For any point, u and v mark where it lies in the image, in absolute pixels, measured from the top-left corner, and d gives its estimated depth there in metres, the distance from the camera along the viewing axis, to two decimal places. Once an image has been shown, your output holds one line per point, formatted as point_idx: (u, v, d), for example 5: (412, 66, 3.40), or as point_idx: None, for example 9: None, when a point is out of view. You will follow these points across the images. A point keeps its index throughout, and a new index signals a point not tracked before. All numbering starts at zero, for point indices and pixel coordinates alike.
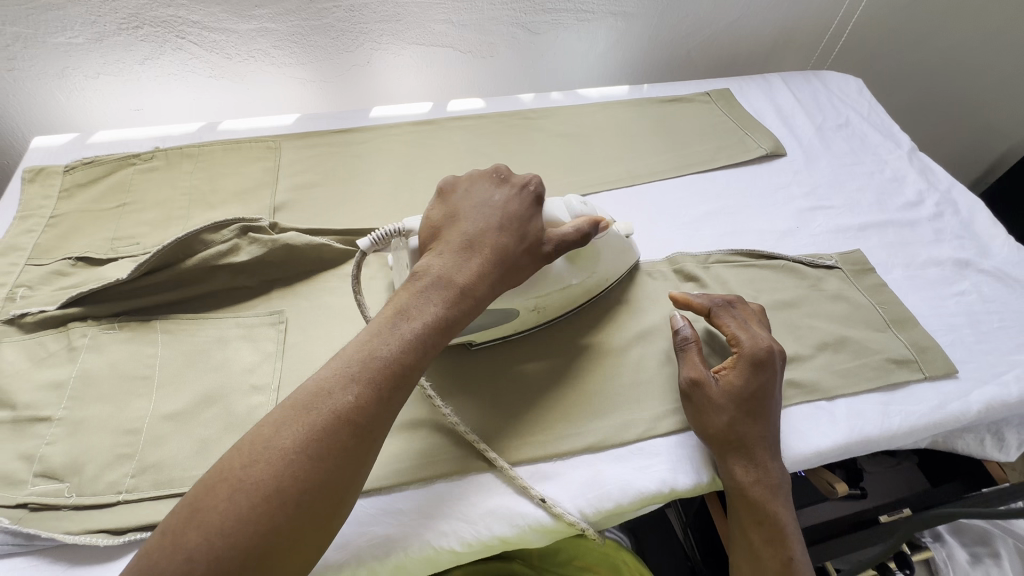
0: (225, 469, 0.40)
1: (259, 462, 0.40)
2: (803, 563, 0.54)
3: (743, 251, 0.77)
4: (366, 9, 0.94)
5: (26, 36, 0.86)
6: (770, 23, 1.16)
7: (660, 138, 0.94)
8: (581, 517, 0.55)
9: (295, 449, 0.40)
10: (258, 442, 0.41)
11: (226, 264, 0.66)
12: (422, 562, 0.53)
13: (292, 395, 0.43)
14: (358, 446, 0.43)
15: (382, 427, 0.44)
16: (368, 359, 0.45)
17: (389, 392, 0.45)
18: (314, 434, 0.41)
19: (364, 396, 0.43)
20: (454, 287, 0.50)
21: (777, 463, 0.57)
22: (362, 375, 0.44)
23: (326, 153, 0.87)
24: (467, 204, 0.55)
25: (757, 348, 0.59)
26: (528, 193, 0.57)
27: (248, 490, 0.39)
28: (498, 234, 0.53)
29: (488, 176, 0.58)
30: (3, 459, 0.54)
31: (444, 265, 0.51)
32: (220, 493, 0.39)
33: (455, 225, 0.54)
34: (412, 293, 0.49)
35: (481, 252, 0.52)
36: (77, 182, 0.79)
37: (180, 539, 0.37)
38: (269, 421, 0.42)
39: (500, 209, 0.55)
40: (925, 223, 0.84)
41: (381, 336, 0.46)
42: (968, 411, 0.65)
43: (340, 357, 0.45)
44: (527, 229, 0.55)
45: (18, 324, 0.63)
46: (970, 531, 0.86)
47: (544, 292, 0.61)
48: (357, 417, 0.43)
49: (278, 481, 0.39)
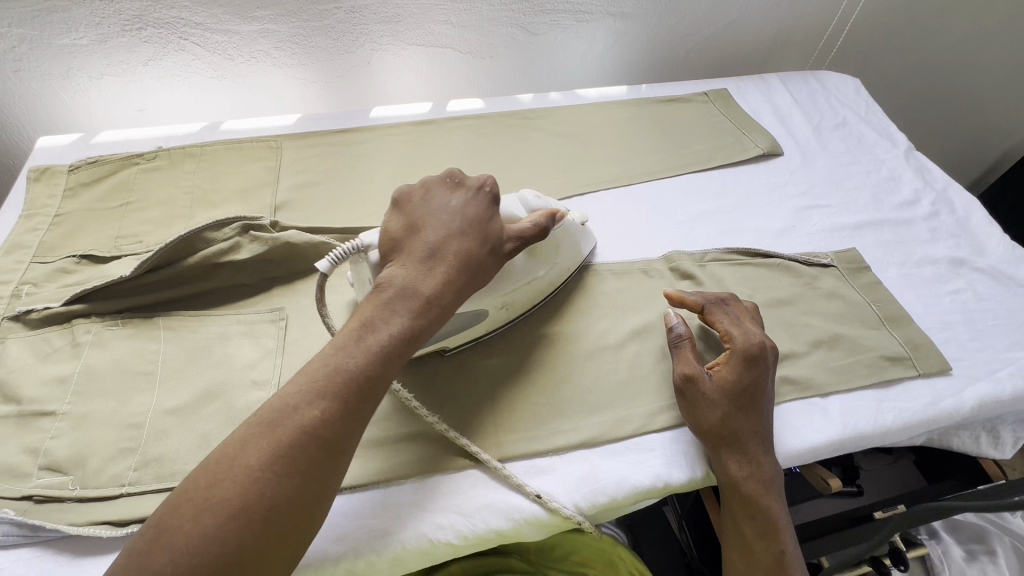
0: (189, 490, 0.40)
1: (224, 481, 0.40)
2: (795, 557, 0.55)
3: (739, 250, 0.77)
4: (366, 11, 0.95)
5: (32, 38, 0.87)
6: (768, 23, 1.17)
7: (658, 137, 0.94)
8: (576, 510, 0.56)
9: (261, 467, 0.41)
10: (223, 463, 0.41)
11: (228, 261, 0.67)
12: (419, 555, 0.54)
13: (257, 414, 0.44)
14: (327, 459, 0.43)
15: (351, 438, 0.45)
16: (333, 374, 0.45)
17: (356, 404, 0.46)
18: (281, 451, 0.42)
19: (330, 410, 0.44)
20: (419, 297, 0.50)
21: (769, 458, 0.58)
22: (328, 391, 0.44)
23: (326, 153, 0.88)
24: (426, 211, 0.55)
25: (750, 344, 0.60)
26: (485, 195, 0.57)
27: (214, 511, 0.39)
28: (460, 241, 0.53)
29: (445, 181, 0.58)
30: (9, 452, 0.55)
31: (408, 276, 0.51)
32: (185, 514, 0.39)
33: (416, 233, 0.54)
34: (377, 307, 0.49)
35: (445, 260, 0.52)
36: (82, 182, 0.80)
37: (146, 561, 0.37)
38: (234, 441, 0.42)
39: (461, 215, 0.55)
40: (921, 222, 0.84)
41: (346, 351, 0.47)
42: (961, 408, 0.65)
43: (303, 373, 0.46)
44: (489, 233, 0.55)
45: (24, 321, 0.64)
46: (966, 529, 0.86)
47: (511, 288, 0.62)
48: (325, 431, 0.43)
49: (245, 500, 0.40)
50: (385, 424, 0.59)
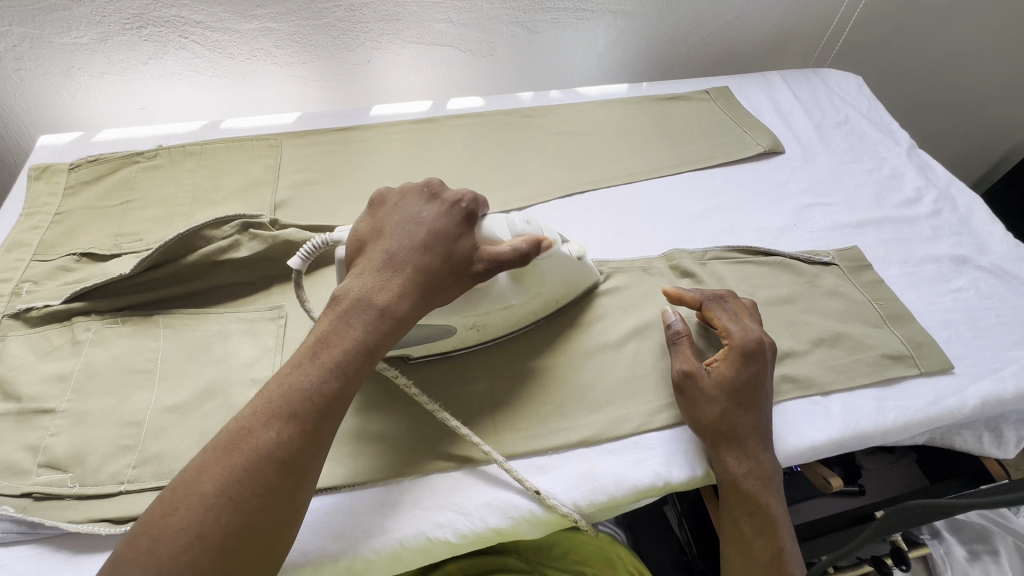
0: (147, 519, 0.40)
1: (179, 509, 0.39)
2: (793, 554, 0.55)
3: (740, 248, 0.77)
4: (366, 9, 0.94)
5: (32, 37, 0.88)
6: (769, 21, 1.16)
7: (658, 136, 0.94)
8: (575, 509, 0.56)
9: (214, 492, 0.40)
10: (178, 489, 0.40)
11: (227, 259, 0.67)
12: (418, 553, 0.54)
13: (215, 436, 0.43)
14: (284, 480, 0.43)
15: (309, 458, 0.44)
16: (288, 395, 0.44)
17: (313, 423, 0.45)
18: (233, 474, 0.41)
19: (286, 431, 0.43)
20: (376, 312, 0.49)
21: (768, 455, 0.57)
22: (281, 410, 0.44)
23: (326, 151, 0.88)
24: (392, 222, 0.54)
25: (748, 340, 0.60)
26: (459, 208, 0.55)
27: (166, 540, 0.38)
28: (421, 254, 0.52)
29: (416, 192, 0.56)
30: (9, 449, 0.55)
31: (365, 289, 0.50)
32: (141, 545, 0.38)
33: (379, 244, 0.53)
34: (333, 322, 0.49)
35: (403, 273, 0.51)
36: (82, 180, 0.80)
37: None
38: (191, 464, 0.42)
39: (426, 226, 0.53)
40: (923, 220, 0.84)
41: (301, 369, 0.46)
42: (964, 407, 0.65)
43: (261, 394, 0.45)
44: (456, 245, 0.53)
45: (24, 319, 0.64)
46: (969, 529, 0.85)
47: (482, 311, 0.59)
48: (279, 451, 0.43)
49: (199, 526, 0.39)
50: (384, 422, 0.59)
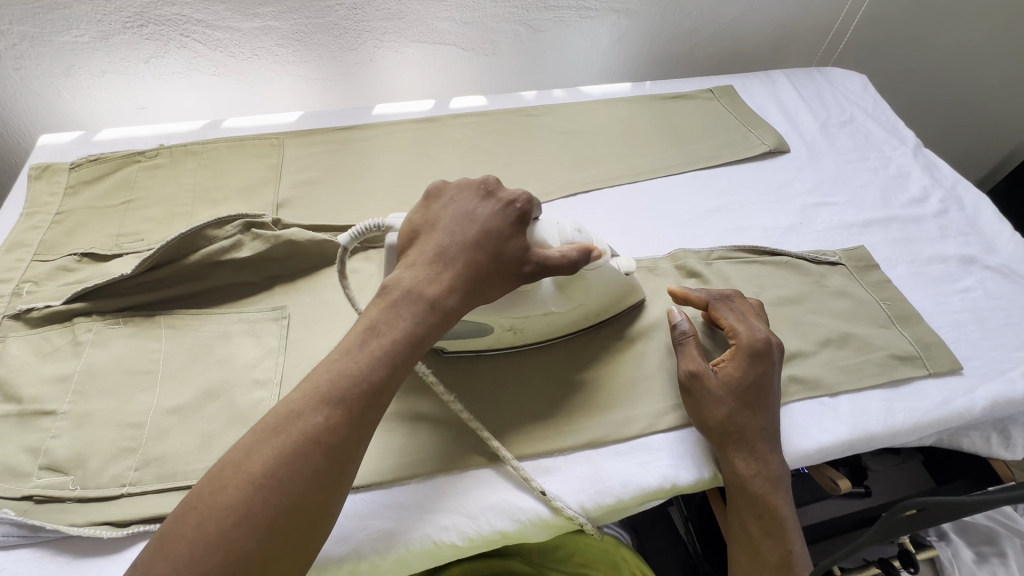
0: (197, 496, 0.40)
1: (229, 487, 0.39)
2: (802, 556, 0.54)
3: (746, 247, 0.76)
4: (368, 7, 0.94)
5: (32, 36, 0.87)
6: (773, 19, 1.16)
7: (663, 135, 0.94)
8: (581, 511, 0.55)
9: (261, 473, 0.40)
10: (228, 468, 0.40)
11: (229, 259, 0.67)
12: (424, 556, 0.54)
13: (265, 418, 0.43)
14: (328, 467, 0.42)
15: (353, 447, 0.43)
16: (338, 381, 0.44)
17: (358, 411, 0.44)
18: (279, 456, 0.41)
19: (334, 417, 0.43)
20: (423, 305, 0.49)
21: (777, 456, 0.57)
22: (328, 396, 0.43)
23: (329, 150, 0.87)
24: (446, 215, 0.53)
25: (755, 339, 0.59)
26: (513, 209, 0.54)
27: (213, 517, 0.38)
28: (471, 251, 0.51)
29: (472, 188, 0.55)
30: (9, 451, 0.54)
31: (414, 281, 0.49)
32: (189, 521, 0.38)
33: (431, 237, 0.52)
34: (382, 311, 0.48)
35: (453, 268, 0.50)
36: (83, 180, 0.80)
37: (150, 568, 0.37)
38: (239, 444, 0.42)
39: (479, 224, 0.52)
40: (930, 220, 0.83)
41: (349, 356, 0.46)
42: (974, 408, 0.64)
43: (311, 378, 0.45)
44: (507, 244, 0.52)
45: (24, 319, 0.64)
46: (976, 531, 0.85)
47: (522, 314, 0.59)
48: (325, 437, 0.42)
49: (245, 506, 0.39)
50: (388, 423, 0.59)
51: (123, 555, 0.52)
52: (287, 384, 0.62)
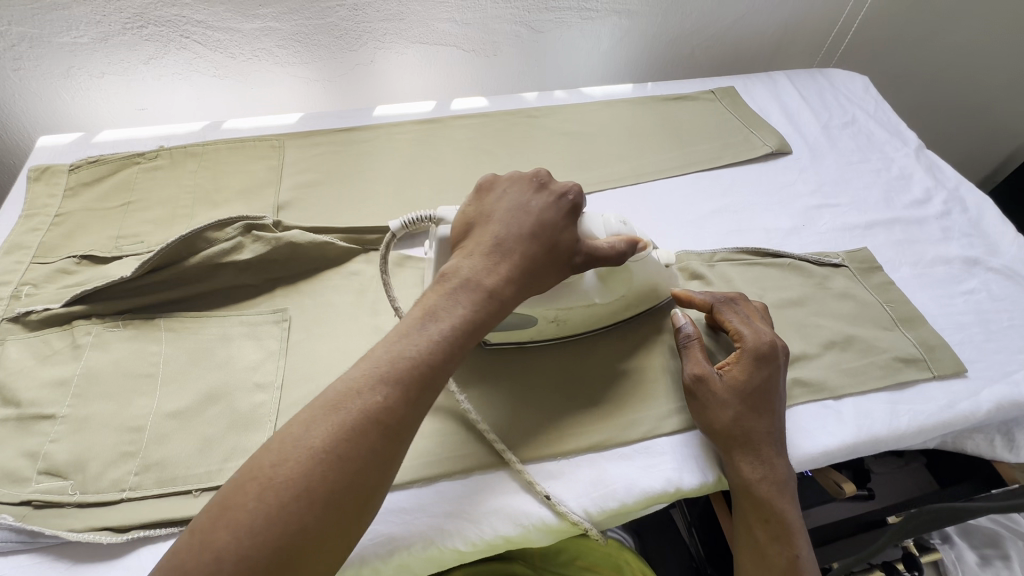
0: (254, 467, 0.39)
1: (289, 460, 0.39)
2: (808, 561, 0.54)
3: (748, 249, 0.76)
4: (369, 8, 0.94)
5: (32, 37, 0.87)
6: (774, 21, 1.16)
7: (664, 135, 0.93)
8: (586, 516, 0.55)
9: (324, 449, 0.40)
10: (286, 441, 0.40)
11: (230, 262, 0.66)
12: (426, 561, 0.53)
13: (322, 394, 0.43)
14: (388, 447, 0.42)
15: (409, 430, 0.44)
16: (397, 362, 0.44)
17: (418, 394, 0.44)
18: (342, 434, 0.40)
19: (393, 397, 0.42)
20: (482, 291, 0.49)
21: (782, 460, 0.56)
22: (390, 377, 0.43)
23: (329, 152, 0.87)
24: (501, 205, 0.53)
25: (760, 343, 0.59)
26: (566, 202, 0.54)
27: (277, 490, 0.38)
28: (528, 240, 0.51)
29: (528, 181, 0.55)
30: (8, 456, 0.54)
31: (472, 267, 0.50)
32: (250, 492, 0.38)
33: (486, 226, 0.52)
34: (442, 297, 0.48)
35: (512, 256, 0.51)
36: (82, 181, 0.79)
37: (211, 536, 0.36)
38: (298, 419, 0.41)
39: (535, 215, 0.53)
40: (933, 221, 0.83)
41: (409, 339, 0.45)
42: (978, 411, 0.64)
43: (369, 357, 0.44)
44: (561, 235, 0.53)
45: (23, 322, 0.63)
46: (979, 533, 0.85)
47: (565, 305, 0.59)
48: (387, 418, 0.42)
49: (309, 481, 0.38)
50: None
51: (122, 561, 0.51)
52: (288, 387, 0.61)
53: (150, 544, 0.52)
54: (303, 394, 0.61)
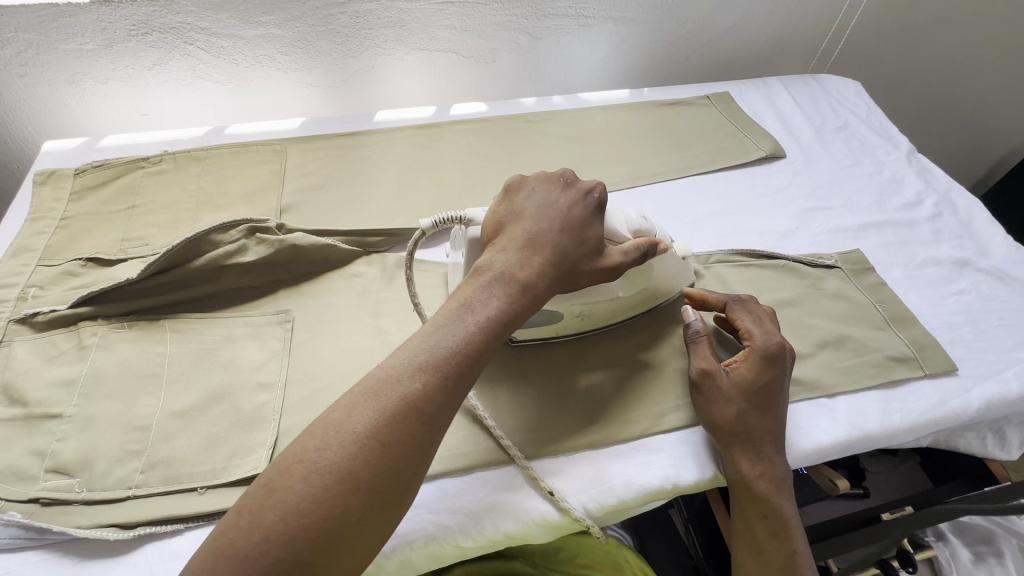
0: (299, 451, 0.40)
1: (334, 445, 0.40)
2: (806, 557, 0.55)
3: (743, 251, 0.78)
4: (370, 15, 0.95)
5: (38, 43, 0.88)
6: (769, 28, 1.18)
7: (661, 139, 0.95)
8: (585, 513, 0.56)
9: (365, 434, 0.41)
10: (329, 426, 0.41)
11: (234, 263, 0.67)
12: (427, 557, 0.55)
13: (362, 381, 0.44)
14: (424, 435, 0.43)
15: (446, 418, 0.44)
16: (435, 352, 0.45)
17: (455, 383, 0.45)
18: (382, 420, 0.41)
19: (431, 386, 0.43)
20: (516, 283, 0.50)
21: (781, 458, 0.58)
22: (428, 365, 0.44)
23: (331, 156, 0.88)
24: (531, 204, 0.55)
25: (769, 343, 0.60)
26: (593, 201, 0.56)
27: (322, 473, 0.39)
28: (558, 235, 0.53)
29: (554, 180, 0.57)
30: (15, 454, 0.55)
31: (506, 261, 0.51)
32: (295, 476, 0.39)
33: (517, 223, 0.54)
34: (477, 289, 0.49)
35: (542, 249, 0.52)
36: (87, 186, 0.80)
37: (258, 517, 0.38)
38: (339, 406, 0.42)
39: (563, 211, 0.54)
40: (924, 223, 0.84)
41: (444, 329, 0.46)
42: (969, 408, 0.65)
43: (407, 346, 0.45)
44: (588, 232, 0.55)
45: (30, 323, 0.64)
46: (973, 531, 0.86)
47: (589, 300, 0.60)
48: (425, 405, 0.43)
49: (351, 465, 0.40)
50: None
51: (129, 557, 0.52)
52: (291, 386, 0.62)
53: (156, 540, 0.53)
54: (306, 394, 0.62)
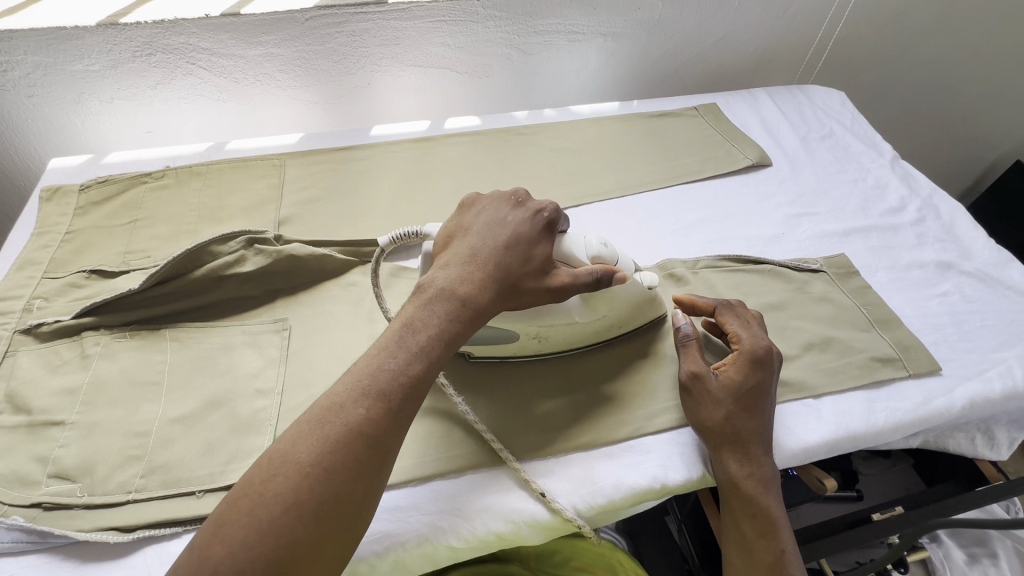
0: (248, 482, 0.41)
1: (279, 474, 0.41)
2: (795, 555, 0.56)
3: (731, 257, 0.79)
4: (366, 34, 0.98)
5: (46, 65, 0.91)
6: (755, 42, 1.21)
7: (650, 150, 0.97)
8: (576, 512, 0.57)
9: (308, 460, 0.42)
10: (275, 457, 0.42)
11: (233, 273, 0.69)
12: (421, 558, 0.56)
13: (310, 409, 0.45)
14: (370, 458, 0.44)
15: (393, 440, 0.45)
16: (377, 374, 0.46)
17: (399, 404, 0.46)
18: (325, 446, 0.42)
19: (373, 408, 0.45)
20: (459, 301, 0.51)
21: (768, 458, 0.59)
22: (371, 389, 0.45)
23: (328, 169, 0.91)
24: (479, 224, 0.57)
25: (757, 346, 0.62)
26: (540, 216, 0.58)
27: (266, 505, 0.40)
28: (502, 251, 0.54)
29: (502, 200, 0.60)
30: (19, 461, 0.56)
31: (450, 281, 0.52)
32: (242, 507, 0.40)
33: (465, 244, 0.56)
34: (421, 310, 0.51)
35: (486, 267, 0.53)
36: (92, 201, 0.83)
37: (206, 552, 0.38)
38: (286, 435, 0.44)
39: (509, 228, 0.56)
40: (908, 228, 0.86)
41: (388, 351, 0.48)
42: (953, 407, 0.66)
43: (352, 372, 0.47)
44: (535, 247, 0.56)
45: (34, 334, 0.66)
46: (968, 533, 0.87)
47: (547, 323, 0.61)
48: (368, 428, 0.44)
49: (296, 493, 0.40)
50: None
51: (128, 560, 0.53)
52: (289, 392, 0.64)
53: (155, 543, 0.54)
54: (303, 399, 0.63)
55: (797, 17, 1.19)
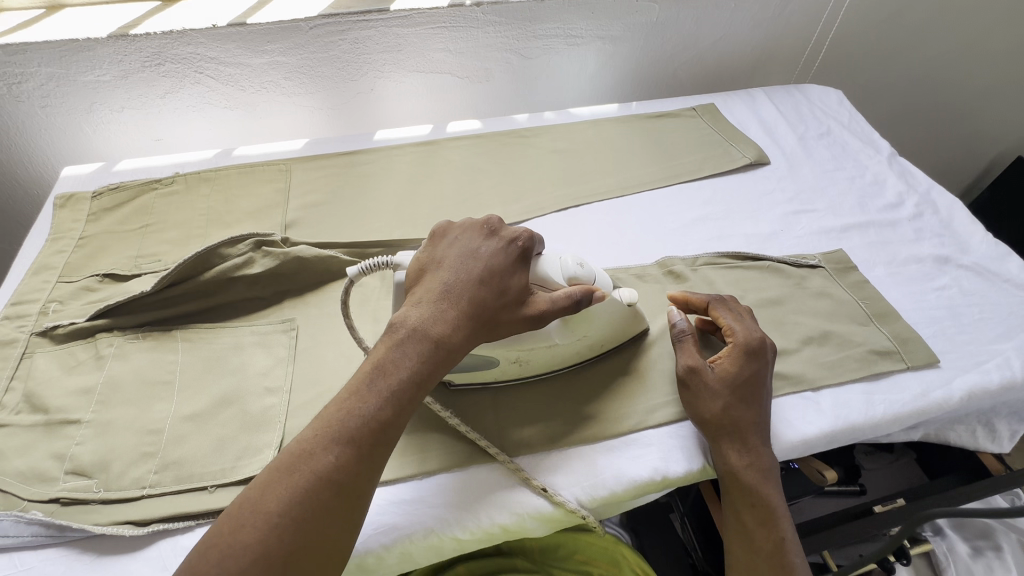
0: (218, 532, 0.42)
1: (247, 525, 0.41)
2: (793, 542, 0.57)
3: (729, 254, 0.81)
4: (368, 42, 1.00)
5: (59, 76, 0.94)
6: (752, 42, 1.22)
7: (648, 150, 0.99)
8: (580, 505, 0.58)
9: (277, 512, 0.42)
10: (245, 506, 0.42)
11: (241, 275, 0.71)
12: (428, 549, 0.57)
13: (279, 456, 0.45)
14: (342, 503, 0.44)
15: (365, 483, 0.46)
16: (347, 421, 0.46)
17: (371, 449, 0.46)
18: (295, 495, 0.43)
19: (343, 455, 0.45)
20: (430, 342, 0.51)
21: (766, 447, 0.60)
22: (341, 435, 0.46)
23: (334, 173, 0.93)
24: (452, 254, 0.56)
25: (750, 339, 0.63)
26: (515, 247, 0.57)
27: (236, 556, 0.40)
28: (475, 286, 0.54)
29: (477, 228, 0.59)
30: (38, 457, 0.58)
31: (422, 319, 0.52)
32: (212, 558, 0.40)
33: (438, 276, 0.55)
34: (391, 350, 0.50)
35: (458, 303, 0.53)
36: (104, 208, 0.85)
37: None
38: (256, 484, 0.44)
39: (483, 260, 0.56)
40: (905, 223, 0.87)
41: (359, 396, 0.48)
42: (951, 398, 0.67)
43: (322, 417, 0.47)
44: (509, 280, 0.55)
45: (50, 336, 0.68)
46: (972, 525, 0.87)
47: (525, 348, 0.60)
48: (338, 475, 0.44)
49: (265, 544, 0.41)
50: None
51: (143, 553, 0.55)
52: (297, 390, 0.65)
53: (168, 536, 0.56)
54: (311, 396, 0.65)
55: (793, 17, 1.20)
